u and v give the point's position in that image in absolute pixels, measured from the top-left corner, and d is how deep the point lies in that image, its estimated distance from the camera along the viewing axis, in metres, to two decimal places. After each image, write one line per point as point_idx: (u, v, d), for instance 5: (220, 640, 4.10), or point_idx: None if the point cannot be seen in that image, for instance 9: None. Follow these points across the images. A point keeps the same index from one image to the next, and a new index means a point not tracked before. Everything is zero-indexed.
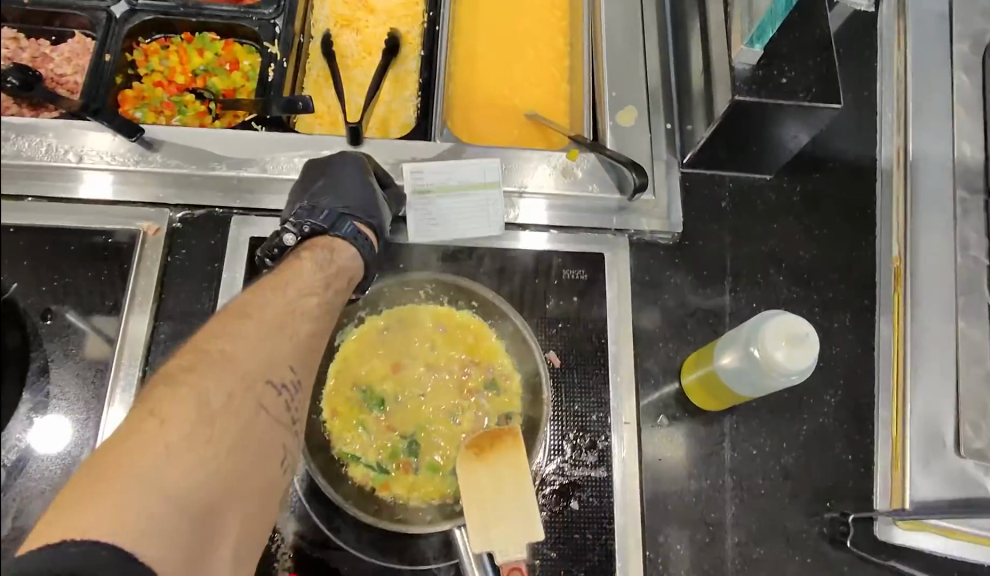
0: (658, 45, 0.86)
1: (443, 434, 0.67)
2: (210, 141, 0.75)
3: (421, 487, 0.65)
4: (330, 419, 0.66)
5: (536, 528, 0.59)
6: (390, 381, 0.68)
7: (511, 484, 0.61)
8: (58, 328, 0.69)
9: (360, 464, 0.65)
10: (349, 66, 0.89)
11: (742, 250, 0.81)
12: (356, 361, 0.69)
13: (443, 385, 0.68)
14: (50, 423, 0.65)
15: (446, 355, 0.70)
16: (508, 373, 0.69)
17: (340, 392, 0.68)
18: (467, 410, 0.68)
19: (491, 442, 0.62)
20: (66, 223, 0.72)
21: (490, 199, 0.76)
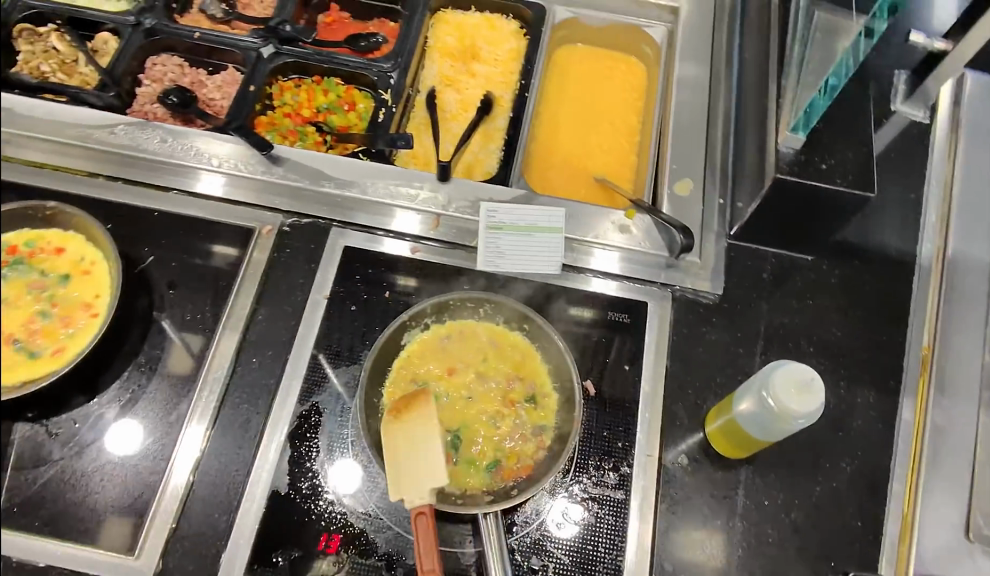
0: (721, 129, 0.96)
1: (483, 435, 0.76)
2: (323, 163, 0.89)
3: (457, 476, 0.73)
4: (389, 405, 0.76)
5: (440, 471, 0.67)
6: (444, 382, 0.78)
7: (418, 435, 0.69)
8: (179, 299, 0.82)
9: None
10: (447, 119, 1.03)
11: (777, 318, 0.88)
12: (418, 361, 0.79)
13: (489, 392, 0.78)
14: (128, 427, 0.74)
15: (495, 367, 0.80)
16: (548, 392, 0.78)
17: (399, 385, 0.78)
18: (506, 418, 0.77)
19: (408, 404, 0.71)
20: (198, 214, 0.87)
21: (553, 243, 0.87)
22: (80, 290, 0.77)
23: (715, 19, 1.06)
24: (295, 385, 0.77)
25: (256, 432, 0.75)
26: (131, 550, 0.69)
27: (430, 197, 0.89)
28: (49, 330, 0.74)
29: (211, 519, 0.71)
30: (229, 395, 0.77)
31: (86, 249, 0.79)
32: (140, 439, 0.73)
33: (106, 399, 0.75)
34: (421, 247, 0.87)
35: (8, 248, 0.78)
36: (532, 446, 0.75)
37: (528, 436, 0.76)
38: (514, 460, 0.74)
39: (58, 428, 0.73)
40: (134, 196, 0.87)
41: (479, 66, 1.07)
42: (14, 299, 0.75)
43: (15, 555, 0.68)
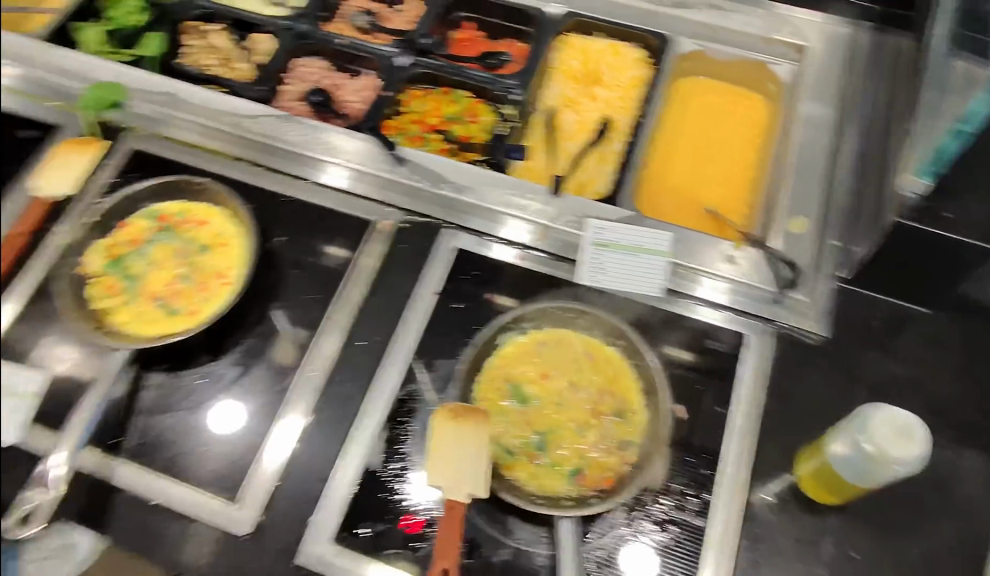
0: (841, 172, 0.95)
1: (568, 441, 0.78)
2: (443, 166, 0.94)
3: (539, 477, 0.76)
4: (481, 401, 0.80)
5: (478, 473, 0.71)
6: (536, 386, 0.81)
7: (469, 446, 0.72)
8: (300, 278, 0.88)
9: (496, 445, 0.78)
10: (564, 138, 1.05)
11: (883, 368, 0.85)
12: (512, 362, 0.83)
13: (578, 402, 0.80)
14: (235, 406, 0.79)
15: (587, 378, 0.82)
16: (636, 410, 0.80)
17: (494, 382, 0.82)
18: (592, 428, 0.79)
19: (466, 412, 0.73)
20: (326, 204, 0.94)
21: (657, 265, 0.87)
22: (216, 260, 0.87)
23: (846, 62, 1.04)
24: (396, 371, 0.82)
25: (355, 410, 0.80)
26: (234, 500, 0.74)
27: (541, 209, 0.91)
28: (187, 292, 0.84)
29: (304, 483, 0.76)
30: (335, 372, 0.82)
31: (225, 224, 0.89)
32: (246, 417, 0.79)
33: (228, 360, 0.82)
34: (527, 256, 0.91)
35: (161, 216, 0.90)
36: (616, 459, 0.77)
37: (612, 449, 0.78)
38: (596, 471, 0.76)
39: (183, 381, 0.81)
40: (273, 182, 0.95)
41: (601, 91, 1.09)
42: (161, 262, 0.87)
43: (134, 489, 0.75)
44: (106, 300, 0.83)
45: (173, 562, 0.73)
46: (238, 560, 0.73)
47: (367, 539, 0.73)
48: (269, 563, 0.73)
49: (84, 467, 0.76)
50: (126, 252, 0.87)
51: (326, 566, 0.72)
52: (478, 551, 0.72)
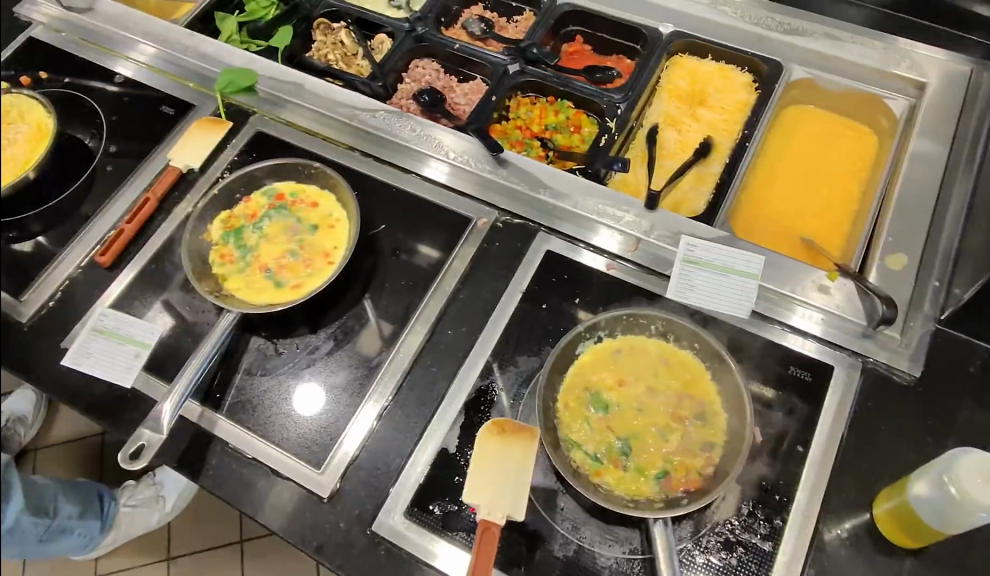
0: (951, 212, 0.92)
1: (654, 446, 0.78)
2: (543, 172, 0.98)
3: (627, 483, 0.76)
4: (562, 408, 0.81)
5: (521, 497, 0.71)
6: (614, 393, 0.82)
7: (512, 465, 0.73)
8: (397, 264, 0.93)
9: (581, 451, 0.78)
10: (664, 156, 1.07)
11: (979, 416, 0.82)
12: (591, 372, 0.83)
13: (658, 405, 0.81)
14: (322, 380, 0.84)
15: (664, 382, 0.82)
16: (717, 412, 0.80)
17: (574, 389, 0.82)
18: (673, 430, 0.79)
19: (514, 430, 0.75)
20: (426, 196, 0.98)
21: (747, 286, 0.88)
22: (323, 240, 0.93)
23: (967, 101, 1.01)
24: (479, 361, 0.85)
25: (438, 394, 0.84)
26: (317, 466, 0.79)
27: (634, 221, 0.93)
28: (294, 266, 0.91)
29: (384, 457, 0.80)
30: (422, 356, 0.86)
31: (334, 207, 0.95)
32: (318, 402, 0.83)
33: (325, 334, 0.88)
34: (616, 265, 0.92)
35: (277, 195, 0.97)
36: (700, 461, 0.77)
37: (695, 451, 0.78)
38: (681, 473, 0.76)
39: (283, 348, 0.87)
40: (380, 171, 1.00)
41: (705, 112, 1.10)
42: (274, 237, 0.93)
43: (229, 442, 0.81)
44: (222, 266, 0.90)
45: (259, 513, 0.78)
46: (316, 519, 0.77)
47: (438, 517, 0.76)
48: (343, 527, 0.77)
49: (189, 416, 0.83)
50: (243, 225, 0.94)
51: (398, 538, 0.75)
52: (544, 544, 0.74)
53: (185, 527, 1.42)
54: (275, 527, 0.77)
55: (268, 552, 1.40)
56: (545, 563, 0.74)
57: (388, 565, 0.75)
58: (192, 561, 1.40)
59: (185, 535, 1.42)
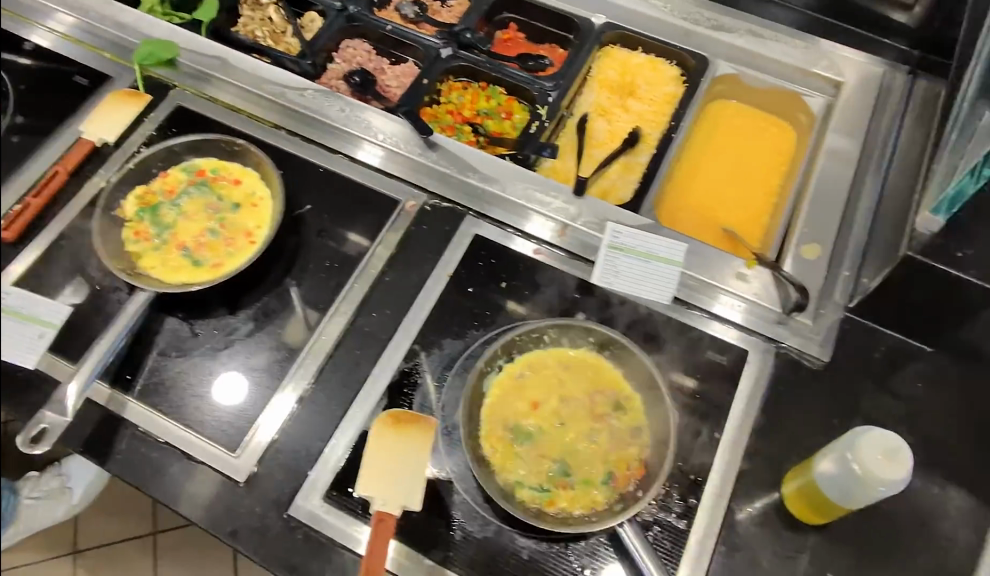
0: (862, 206, 0.96)
1: (590, 451, 0.79)
2: (473, 156, 0.98)
3: (580, 498, 0.76)
4: (489, 452, 0.78)
5: (418, 490, 0.71)
6: (532, 418, 0.81)
7: (407, 455, 0.73)
8: (322, 246, 0.92)
9: (526, 488, 0.76)
10: (593, 145, 1.08)
11: (881, 400, 0.86)
12: (506, 411, 0.81)
13: (577, 412, 0.81)
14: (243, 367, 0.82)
15: (575, 388, 0.83)
16: (630, 396, 0.83)
17: (494, 426, 0.80)
18: (598, 429, 0.80)
19: (409, 420, 0.75)
20: (354, 178, 0.97)
21: (669, 273, 0.90)
22: (245, 218, 0.91)
23: (879, 102, 1.05)
24: (404, 347, 0.85)
25: (361, 377, 0.83)
26: (233, 450, 0.78)
27: (562, 207, 0.95)
28: (214, 245, 0.89)
29: (304, 440, 0.79)
30: (346, 338, 0.85)
31: (257, 185, 0.93)
32: (235, 400, 0.80)
33: (244, 315, 0.85)
34: (543, 251, 0.93)
35: (198, 171, 0.94)
36: (634, 449, 0.79)
37: (625, 442, 0.80)
38: (623, 469, 0.78)
39: (200, 329, 0.84)
40: (306, 151, 0.98)
41: (634, 103, 1.11)
42: (193, 213, 0.91)
43: (141, 426, 0.79)
44: (136, 244, 0.87)
45: (171, 497, 0.76)
46: (231, 503, 0.76)
47: (358, 500, 0.76)
48: (259, 511, 0.76)
49: (98, 399, 0.80)
50: (160, 201, 0.91)
51: (316, 521, 0.75)
52: (464, 525, 0.75)
53: (94, 520, 1.37)
54: (187, 512, 0.76)
55: (182, 545, 1.36)
56: (464, 544, 0.74)
57: (304, 548, 0.74)
58: (100, 554, 1.35)
59: (94, 527, 1.36)
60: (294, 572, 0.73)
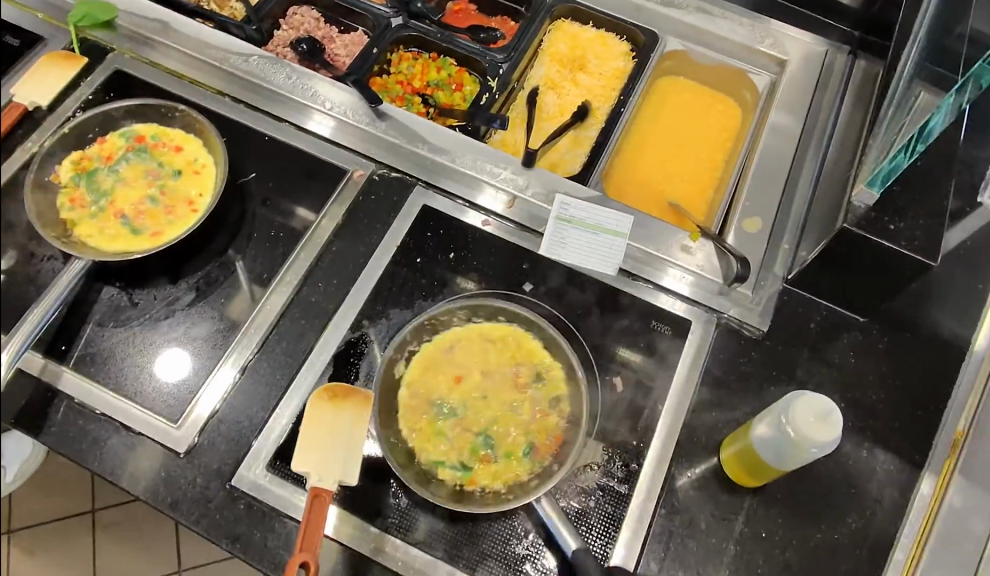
0: (802, 181, 0.99)
1: (511, 424, 0.80)
2: (423, 126, 0.97)
3: (502, 471, 0.78)
4: (411, 434, 0.79)
5: (356, 465, 0.71)
6: (456, 393, 0.82)
7: (345, 429, 0.73)
8: (267, 216, 0.91)
9: (447, 468, 0.77)
10: (543, 119, 1.08)
11: (816, 369, 0.89)
12: (427, 390, 0.81)
13: (499, 384, 0.83)
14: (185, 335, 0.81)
15: (495, 360, 0.84)
16: (550, 365, 0.84)
17: (412, 405, 0.80)
18: (517, 401, 0.82)
19: (346, 394, 0.74)
20: (301, 147, 0.95)
21: (615, 244, 0.91)
22: (186, 185, 0.89)
23: (821, 81, 1.08)
24: (351, 316, 0.84)
25: (307, 347, 0.83)
26: (173, 421, 0.77)
27: (511, 178, 0.95)
28: (154, 213, 0.87)
29: (248, 410, 0.79)
30: (291, 309, 0.85)
31: (199, 152, 0.91)
32: (169, 375, 0.79)
33: (184, 284, 0.84)
34: (492, 222, 0.94)
35: (136, 136, 0.92)
36: (554, 420, 0.81)
37: (544, 412, 0.81)
38: (544, 440, 0.80)
39: (139, 299, 0.83)
40: (252, 118, 0.96)
41: (584, 77, 1.12)
42: (132, 180, 0.89)
43: (76, 397, 0.77)
44: (71, 211, 0.85)
45: (110, 469, 0.75)
46: (171, 475, 0.75)
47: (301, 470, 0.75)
48: (201, 482, 0.75)
49: (30, 370, 0.78)
50: (97, 168, 0.89)
51: (259, 492, 0.74)
52: (409, 492, 0.76)
53: (29, 500, 1.40)
54: (125, 484, 0.74)
55: (121, 520, 1.39)
56: (409, 511, 0.75)
57: (247, 518, 0.74)
58: (36, 533, 1.38)
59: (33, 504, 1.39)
60: (237, 542, 0.73)
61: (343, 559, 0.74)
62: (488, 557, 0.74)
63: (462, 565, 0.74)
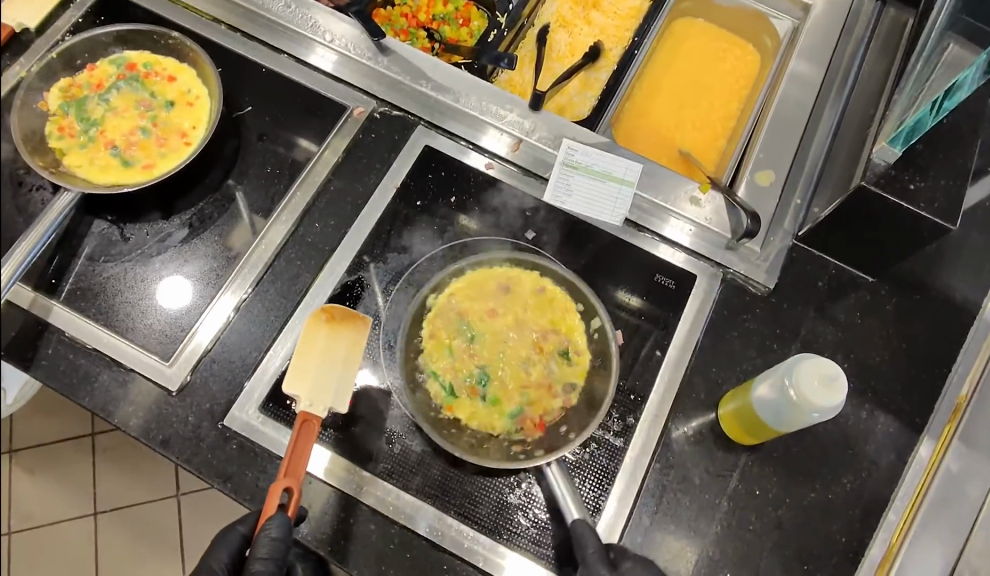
0: (819, 133, 0.95)
1: (513, 374, 0.79)
2: (426, 62, 0.93)
3: (481, 417, 0.76)
4: (426, 339, 0.79)
5: (347, 395, 0.70)
6: (482, 323, 0.81)
7: (340, 352, 0.71)
8: (265, 151, 0.88)
9: (438, 383, 0.77)
10: (552, 59, 1.04)
11: (821, 328, 0.87)
12: (461, 301, 0.82)
13: (523, 339, 0.81)
14: (177, 275, 0.80)
15: (534, 317, 0.82)
16: (582, 351, 0.80)
17: (441, 313, 0.81)
18: (539, 364, 0.80)
19: (344, 319, 0.73)
20: (300, 81, 0.92)
21: (621, 193, 0.89)
22: (180, 117, 0.87)
23: (846, 28, 1.02)
24: (347, 259, 0.82)
25: (302, 288, 0.81)
26: (166, 358, 0.76)
27: (517, 121, 0.91)
28: (145, 144, 0.84)
29: (240, 350, 0.78)
30: (285, 250, 0.83)
31: (193, 82, 0.88)
32: (167, 309, 0.78)
33: (178, 221, 0.83)
34: (496, 165, 0.90)
35: (128, 64, 0.88)
36: (557, 402, 0.78)
37: (555, 387, 0.79)
38: (538, 408, 0.77)
39: (132, 234, 0.81)
40: (249, 49, 0.93)
41: (597, 16, 1.07)
42: (123, 110, 0.87)
43: (67, 331, 0.76)
44: (59, 139, 0.82)
45: (101, 404, 0.74)
46: (163, 413, 0.74)
47: (294, 412, 0.75)
48: (193, 422, 0.74)
49: (19, 302, 0.76)
50: (86, 95, 0.85)
51: (251, 433, 0.74)
52: (402, 438, 0.75)
53: (26, 422, 1.41)
54: (117, 420, 0.74)
55: (119, 446, 1.40)
56: (403, 457, 0.75)
57: (239, 459, 0.73)
58: (36, 454, 1.39)
59: (30, 426, 1.41)
60: (229, 482, 0.72)
61: (334, 503, 0.73)
62: (480, 505, 0.74)
63: (453, 510, 0.73)
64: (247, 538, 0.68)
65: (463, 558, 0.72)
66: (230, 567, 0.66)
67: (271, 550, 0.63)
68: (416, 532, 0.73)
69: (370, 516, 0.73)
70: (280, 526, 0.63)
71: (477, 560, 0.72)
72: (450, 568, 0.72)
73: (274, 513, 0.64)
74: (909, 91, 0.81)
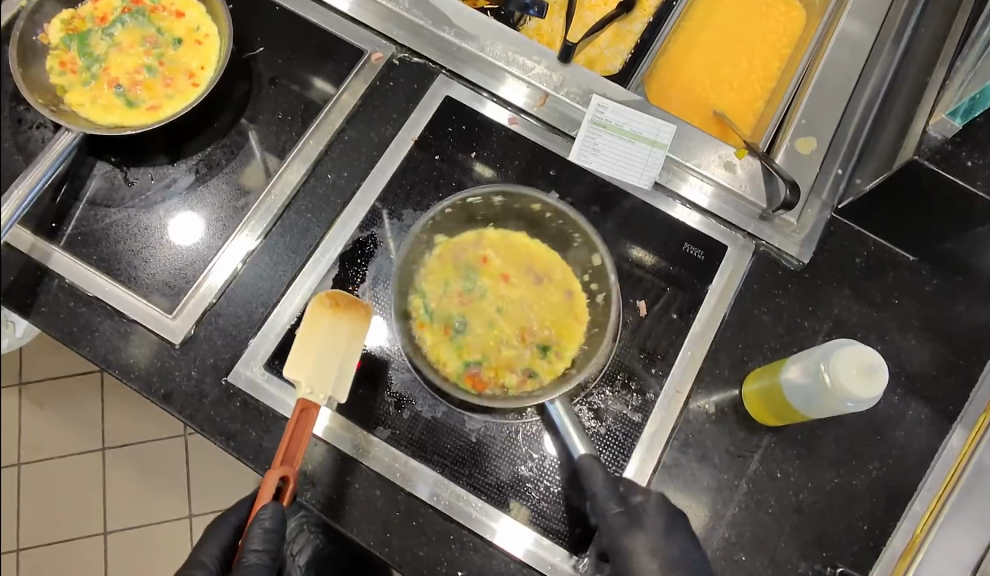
0: (867, 98, 0.88)
1: (484, 339, 0.76)
2: (450, 6, 0.86)
3: (440, 349, 0.74)
4: (434, 260, 0.78)
5: (346, 386, 0.67)
6: (491, 279, 0.79)
7: (341, 340, 0.68)
8: (277, 95, 0.83)
9: (421, 300, 0.76)
10: (584, 7, 0.98)
11: (856, 307, 0.83)
12: (484, 246, 0.80)
13: (516, 309, 0.77)
14: (183, 220, 0.76)
15: (541, 309, 0.78)
16: (565, 355, 0.76)
17: (461, 247, 0.79)
18: (514, 347, 0.76)
19: (348, 304, 0.69)
20: (316, 22, 0.87)
21: (652, 156, 0.83)
22: (187, 56, 0.82)
23: None
24: (360, 213, 0.78)
25: (314, 242, 0.77)
26: (170, 309, 0.73)
27: (544, 74, 0.85)
28: (150, 84, 0.80)
29: (245, 303, 0.74)
30: (296, 200, 0.79)
31: (203, 19, 0.83)
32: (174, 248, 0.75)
33: (185, 165, 0.79)
34: (519, 120, 0.86)
35: None
36: (513, 380, 0.74)
37: (516, 371, 0.75)
38: (492, 376, 0.74)
39: (136, 178, 0.78)
40: None
41: None
42: (128, 46, 0.82)
43: (68, 278, 0.73)
44: (61, 75, 0.77)
45: (102, 355, 0.71)
46: (166, 365, 0.72)
47: None
48: (196, 376, 0.72)
49: (19, 246, 0.73)
50: (90, 29, 0.81)
51: (256, 391, 0.71)
52: (410, 403, 0.72)
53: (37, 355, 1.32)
54: (118, 370, 0.71)
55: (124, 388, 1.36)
56: (410, 423, 0.72)
57: (242, 417, 0.71)
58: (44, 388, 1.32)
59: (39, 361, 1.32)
60: (232, 440, 0.70)
61: (336, 467, 0.71)
62: (489, 475, 0.71)
63: (460, 480, 0.71)
64: (239, 528, 0.68)
65: (471, 528, 0.70)
66: (220, 560, 0.66)
67: (264, 542, 0.63)
68: (421, 499, 0.70)
69: (375, 482, 0.71)
70: (273, 517, 0.63)
71: (484, 531, 0.69)
72: (456, 538, 0.70)
73: (268, 501, 0.64)
74: (985, 42, 0.72)
